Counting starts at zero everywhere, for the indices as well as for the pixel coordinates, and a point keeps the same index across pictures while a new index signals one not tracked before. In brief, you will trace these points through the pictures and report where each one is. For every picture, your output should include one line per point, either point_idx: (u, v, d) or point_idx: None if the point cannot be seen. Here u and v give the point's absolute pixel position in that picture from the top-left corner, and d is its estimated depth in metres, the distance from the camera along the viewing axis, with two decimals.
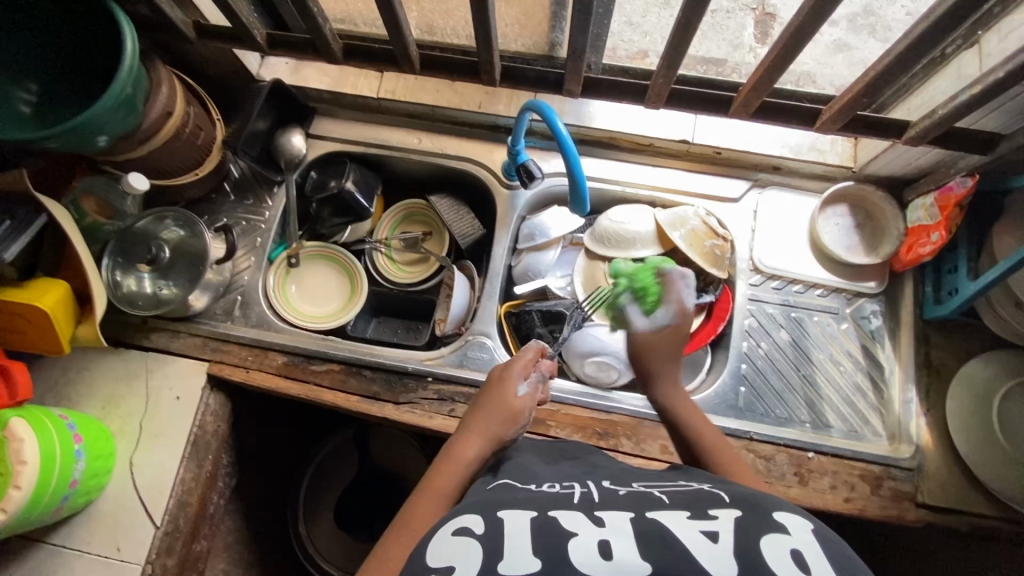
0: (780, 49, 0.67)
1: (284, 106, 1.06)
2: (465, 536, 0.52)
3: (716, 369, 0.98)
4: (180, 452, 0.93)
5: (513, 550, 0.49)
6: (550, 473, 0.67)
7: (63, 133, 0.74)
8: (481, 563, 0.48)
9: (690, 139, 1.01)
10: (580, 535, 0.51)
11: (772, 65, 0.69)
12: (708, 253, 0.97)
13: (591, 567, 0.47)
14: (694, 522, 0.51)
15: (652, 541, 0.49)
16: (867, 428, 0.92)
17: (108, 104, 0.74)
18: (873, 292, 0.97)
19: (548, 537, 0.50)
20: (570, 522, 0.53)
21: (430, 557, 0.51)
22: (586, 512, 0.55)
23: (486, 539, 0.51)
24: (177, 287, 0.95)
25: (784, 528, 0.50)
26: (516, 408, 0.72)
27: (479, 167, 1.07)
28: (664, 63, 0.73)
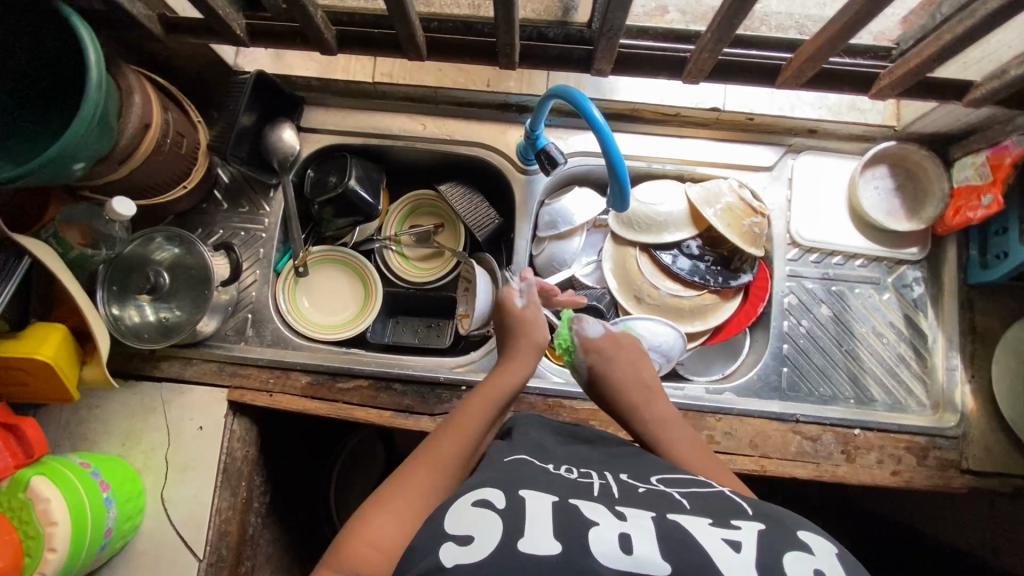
0: (848, 16, 0.60)
1: (271, 99, 0.96)
2: (484, 509, 0.53)
3: (757, 349, 0.95)
4: (213, 482, 0.90)
5: (535, 531, 0.50)
6: (564, 455, 0.68)
7: (36, 167, 0.66)
8: (502, 540, 0.50)
9: (721, 107, 0.93)
10: (600, 526, 0.52)
11: (838, 32, 0.61)
12: (746, 232, 0.90)
13: (609, 557, 0.48)
14: (716, 530, 0.52)
15: (674, 543, 0.50)
16: (911, 399, 0.90)
17: (80, 128, 0.66)
18: (914, 258, 0.93)
19: (569, 522, 0.51)
20: (592, 512, 0.53)
21: (450, 520, 0.53)
22: (608, 505, 0.55)
23: (506, 514, 0.52)
24: (182, 313, 0.88)
25: (808, 548, 0.51)
26: (535, 325, 0.81)
27: (492, 152, 0.99)
28: (713, 36, 0.65)
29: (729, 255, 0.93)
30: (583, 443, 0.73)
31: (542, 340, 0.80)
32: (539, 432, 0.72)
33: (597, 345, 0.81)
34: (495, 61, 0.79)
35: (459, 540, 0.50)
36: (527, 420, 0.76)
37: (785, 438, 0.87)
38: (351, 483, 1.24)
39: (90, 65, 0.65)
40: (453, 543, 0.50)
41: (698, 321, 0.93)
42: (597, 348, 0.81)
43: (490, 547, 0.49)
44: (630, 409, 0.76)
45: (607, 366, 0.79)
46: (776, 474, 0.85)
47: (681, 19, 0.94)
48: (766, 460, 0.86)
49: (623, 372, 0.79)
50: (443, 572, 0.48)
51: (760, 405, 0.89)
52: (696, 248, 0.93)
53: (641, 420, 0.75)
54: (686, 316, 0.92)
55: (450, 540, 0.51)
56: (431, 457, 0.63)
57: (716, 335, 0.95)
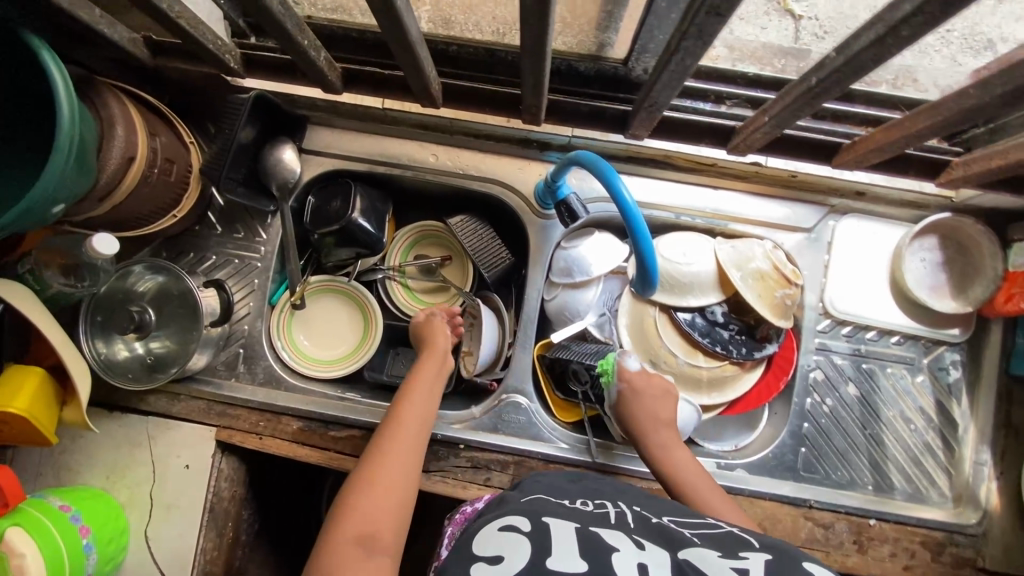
0: (938, 118, 0.55)
1: (271, 117, 0.88)
2: (513, 533, 0.55)
3: (776, 422, 0.90)
4: (198, 522, 0.87)
5: (563, 551, 0.51)
6: (578, 487, 0.67)
7: (14, 219, 0.59)
8: (531, 558, 0.51)
9: (763, 162, 0.86)
10: (620, 550, 0.52)
11: (923, 132, 0.58)
12: (777, 304, 0.83)
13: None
14: (726, 561, 0.52)
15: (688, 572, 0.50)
16: (933, 489, 0.85)
17: (60, 165, 0.59)
18: (955, 339, 0.86)
19: (593, 546, 0.52)
20: (612, 539, 0.54)
21: (478, 544, 0.55)
22: (626, 532, 0.56)
23: (532, 536, 0.54)
24: (168, 351, 0.83)
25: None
26: (438, 326, 0.88)
27: (508, 191, 0.91)
28: (773, 121, 0.61)
29: (754, 324, 0.86)
30: (588, 479, 0.71)
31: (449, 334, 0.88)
32: (551, 477, 0.70)
33: (633, 382, 0.81)
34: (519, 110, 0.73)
35: (489, 560, 0.52)
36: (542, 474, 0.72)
37: (795, 523, 0.83)
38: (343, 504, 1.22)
39: (58, 95, 0.57)
40: (483, 563, 0.51)
41: (716, 393, 0.87)
42: (635, 386, 0.81)
43: (519, 566, 0.50)
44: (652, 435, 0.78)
45: (637, 399, 0.80)
46: None
47: (727, 57, 0.85)
48: None
49: (653, 405, 0.80)
50: None
51: (772, 487, 0.85)
52: (720, 314, 0.86)
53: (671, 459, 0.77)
54: (705, 387, 0.86)
55: (481, 560, 0.52)
56: (385, 465, 0.69)
57: (733, 407, 0.88)
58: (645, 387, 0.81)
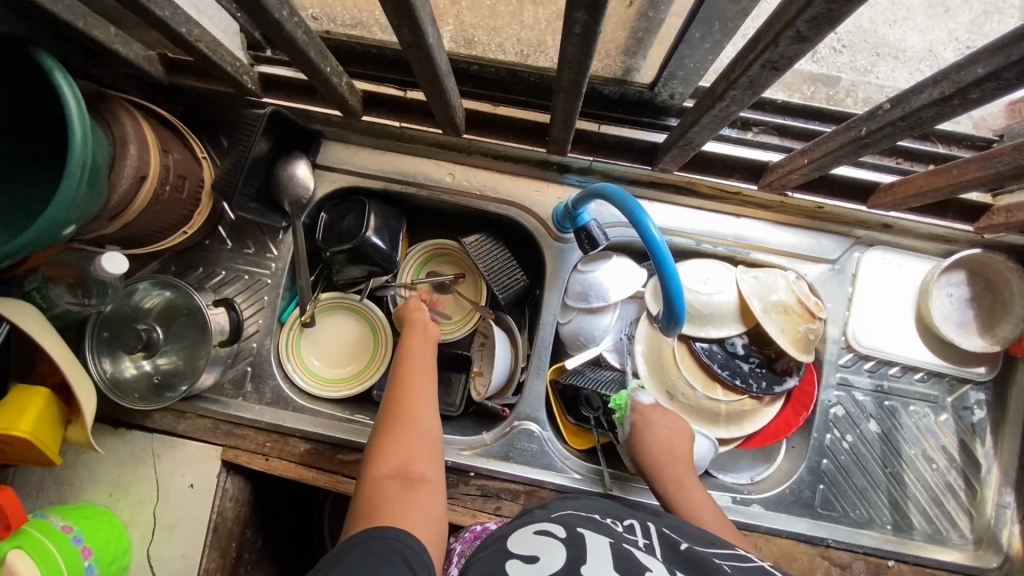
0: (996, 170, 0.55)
1: (285, 133, 0.86)
2: (548, 540, 0.56)
3: (793, 456, 0.88)
4: (201, 543, 0.85)
5: (597, 559, 0.52)
6: (607, 508, 0.68)
7: (25, 241, 0.57)
8: (567, 560, 0.52)
9: (789, 192, 0.82)
10: (652, 569, 0.52)
11: (976, 181, 0.57)
12: (800, 338, 0.81)
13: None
14: None
15: None
16: (954, 530, 0.83)
17: (70, 185, 0.57)
18: (982, 377, 0.84)
19: (625, 559, 0.53)
20: (645, 558, 0.54)
21: (514, 544, 0.56)
22: (658, 553, 0.55)
23: (567, 546, 0.55)
24: (176, 368, 0.82)
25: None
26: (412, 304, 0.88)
27: (525, 214, 0.89)
28: (817, 162, 0.63)
29: (775, 357, 0.84)
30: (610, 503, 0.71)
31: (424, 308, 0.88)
32: (578, 499, 0.71)
33: (642, 414, 0.79)
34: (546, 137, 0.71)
35: (524, 558, 0.53)
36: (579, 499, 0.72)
37: (812, 562, 0.81)
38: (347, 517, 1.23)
39: (69, 114, 0.56)
40: (519, 560, 0.52)
41: (733, 426, 0.84)
42: (644, 414, 0.79)
43: (554, 567, 0.51)
44: (652, 452, 0.77)
45: (641, 422, 0.79)
46: None
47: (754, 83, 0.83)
48: None
49: (656, 428, 0.78)
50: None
51: (789, 524, 0.83)
52: (741, 346, 0.85)
53: (670, 477, 0.75)
54: (722, 420, 0.84)
55: (516, 558, 0.53)
56: (399, 412, 0.70)
57: (750, 441, 0.86)
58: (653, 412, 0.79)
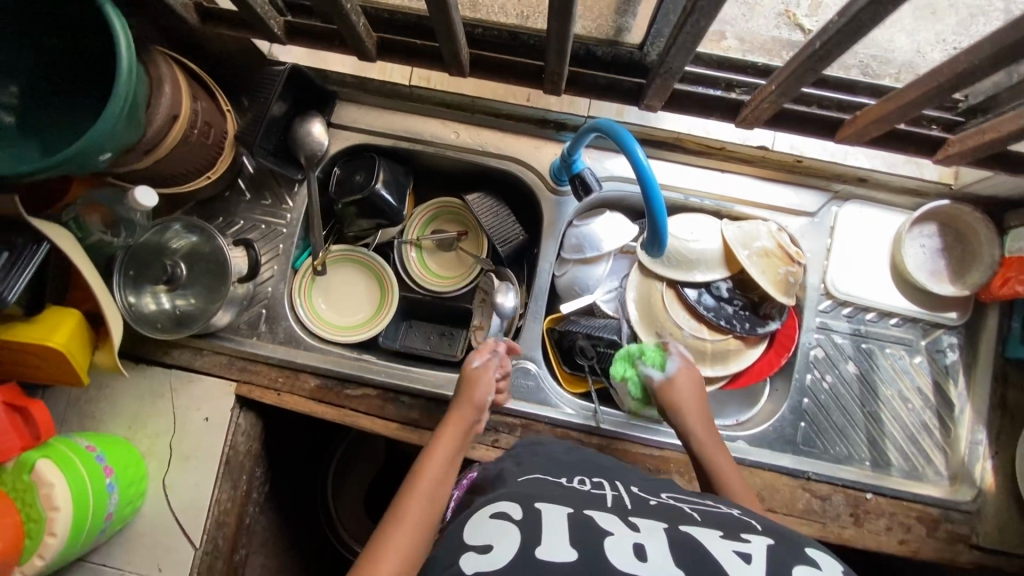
0: (933, 85, 0.59)
1: (303, 92, 0.93)
2: (503, 520, 0.56)
3: (776, 398, 0.93)
4: (214, 474, 0.90)
5: (552, 538, 0.52)
6: (574, 470, 0.70)
7: (65, 158, 0.63)
8: (520, 545, 0.52)
9: (769, 145, 0.90)
10: (615, 535, 0.54)
11: (918, 97, 0.61)
12: (781, 280, 0.86)
13: (628, 564, 0.50)
14: (727, 542, 0.54)
15: (686, 550, 0.52)
16: (929, 467, 0.88)
17: (111, 118, 0.64)
18: (953, 323, 0.89)
19: (585, 531, 0.54)
20: (606, 524, 0.56)
21: (468, 532, 0.55)
22: (620, 516, 0.58)
23: (523, 523, 0.55)
24: (197, 304, 0.88)
25: (817, 560, 0.52)
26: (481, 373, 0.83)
27: (524, 168, 0.95)
28: (780, 88, 0.68)
29: (759, 301, 0.90)
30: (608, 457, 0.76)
31: (485, 400, 0.82)
32: (547, 454, 0.77)
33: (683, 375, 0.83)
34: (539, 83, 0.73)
35: (478, 549, 0.52)
36: (567, 466, 0.73)
37: (793, 493, 0.85)
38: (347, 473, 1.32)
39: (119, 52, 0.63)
40: (473, 552, 0.52)
41: (718, 366, 0.89)
42: (684, 367, 0.84)
43: (510, 556, 0.51)
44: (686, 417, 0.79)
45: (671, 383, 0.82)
46: None
47: (738, 47, 0.89)
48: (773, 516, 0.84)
49: (687, 392, 0.81)
50: None
51: (773, 458, 0.87)
52: (726, 290, 0.90)
53: (704, 445, 0.77)
54: (708, 359, 0.89)
55: (471, 549, 0.52)
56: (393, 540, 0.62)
57: (735, 381, 0.91)
58: (683, 374, 0.83)
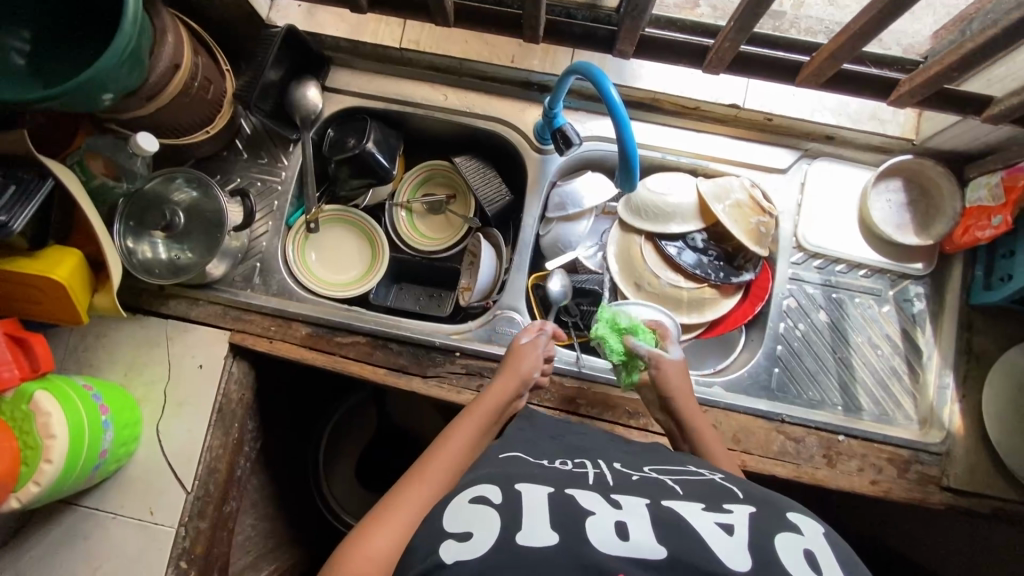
0: (872, 15, 0.61)
1: (298, 56, 0.98)
2: (483, 505, 0.55)
3: (751, 347, 0.96)
4: (207, 420, 0.93)
5: (532, 523, 0.52)
6: (556, 449, 0.70)
7: (66, 91, 0.67)
8: (501, 532, 0.51)
9: (742, 104, 0.94)
10: (597, 514, 0.53)
11: (859, 32, 0.63)
12: (752, 230, 0.91)
13: (608, 546, 0.50)
14: (708, 514, 0.54)
15: (668, 527, 0.52)
16: (899, 412, 0.91)
17: (114, 61, 0.68)
18: (920, 273, 0.93)
19: (565, 510, 0.53)
20: (586, 501, 0.55)
21: (448, 519, 0.55)
22: (601, 493, 0.57)
23: (503, 507, 0.54)
24: (194, 253, 0.91)
25: (797, 528, 0.53)
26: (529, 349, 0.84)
27: (509, 128, 1.00)
28: (736, 25, 0.67)
29: (733, 252, 0.94)
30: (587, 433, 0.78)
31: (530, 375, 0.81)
32: (534, 429, 0.75)
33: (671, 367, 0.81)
34: (519, 34, 0.78)
35: (458, 537, 0.52)
36: (549, 439, 0.73)
37: (768, 436, 0.88)
38: (339, 441, 1.36)
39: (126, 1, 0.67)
40: (452, 540, 0.52)
41: (694, 313, 0.94)
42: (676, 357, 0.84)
43: (491, 542, 0.51)
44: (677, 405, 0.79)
45: (659, 376, 0.81)
46: (756, 470, 0.86)
47: (711, 13, 0.94)
48: (747, 456, 0.86)
49: (675, 383, 0.80)
50: (443, 569, 0.49)
51: (748, 402, 0.90)
52: (701, 241, 0.94)
53: (696, 422, 0.77)
54: (684, 307, 0.94)
55: (451, 538, 0.52)
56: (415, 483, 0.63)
57: (712, 329, 0.96)
58: (674, 364, 0.82)
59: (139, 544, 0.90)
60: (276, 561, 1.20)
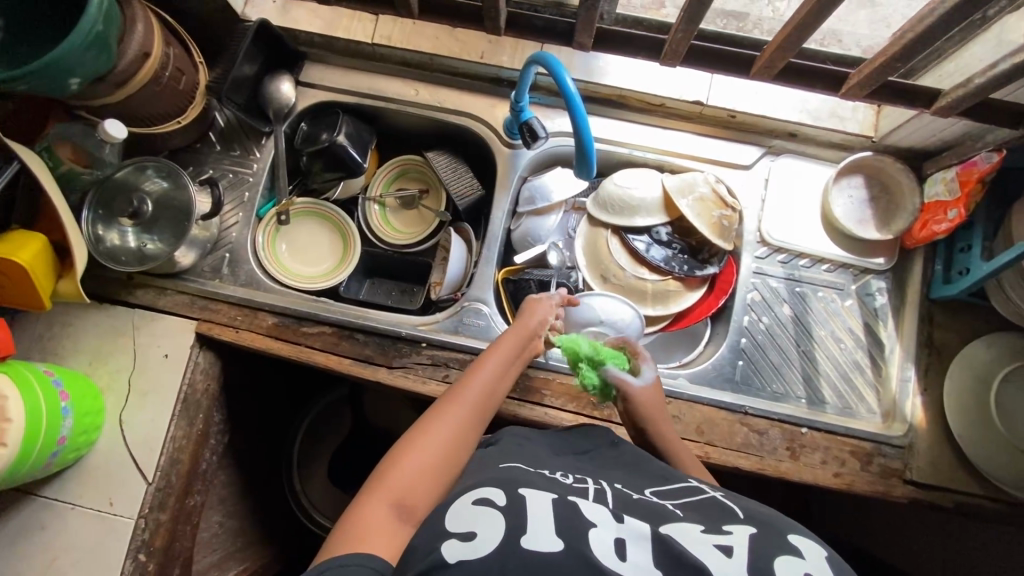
0: (812, 7, 0.64)
1: (272, 50, 0.99)
2: (486, 507, 0.52)
3: (715, 341, 0.97)
4: (171, 410, 0.92)
5: (537, 528, 0.49)
6: (560, 463, 0.65)
7: (30, 71, 0.69)
8: (506, 533, 0.49)
9: (705, 101, 0.95)
10: (598, 527, 0.51)
11: (803, 22, 0.65)
12: (715, 224, 0.93)
13: (608, 559, 0.47)
14: (708, 535, 0.51)
15: (668, 546, 0.49)
16: (862, 405, 0.91)
17: (77, 44, 0.69)
18: (881, 268, 0.95)
19: (568, 518, 0.51)
20: (591, 512, 0.52)
21: (450, 519, 0.52)
22: (606, 506, 0.54)
23: (506, 511, 0.51)
24: (162, 242, 0.91)
25: (798, 551, 0.50)
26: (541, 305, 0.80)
27: (479, 123, 1.01)
28: (685, 16, 0.69)
29: (698, 246, 0.96)
30: (574, 430, 0.75)
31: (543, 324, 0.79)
32: (532, 444, 0.69)
33: (641, 400, 0.76)
34: (481, 26, 0.80)
35: (462, 537, 0.50)
36: (513, 430, 0.73)
37: (731, 428, 0.88)
38: (316, 440, 1.34)
39: None
40: (456, 540, 0.49)
41: (659, 305, 0.95)
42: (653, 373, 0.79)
43: (493, 545, 0.48)
44: (650, 431, 0.75)
45: (629, 407, 0.76)
46: (718, 462, 0.85)
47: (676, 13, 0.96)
48: (710, 448, 0.86)
49: (646, 412, 0.75)
50: (444, 569, 0.47)
51: (712, 394, 0.90)
52: (665, 235, 0.95)
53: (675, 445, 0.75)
54: (649, 299, 0.95)
55: (453, 537, 0.50)
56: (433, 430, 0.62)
57: (679, 321, 0.97)
58: (644, 391, 0.76)
59: (97, 536, 0.89)
60: (244, 563, 1.17)
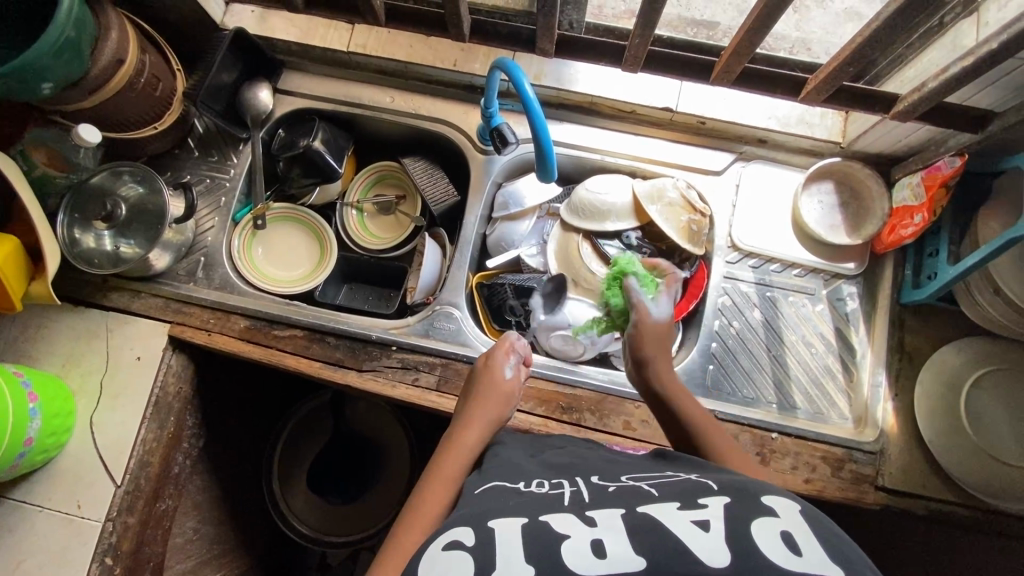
0: (759, 12, 0.65)
1: (250, 58, 1.01)
2: (455, 551, 0.47)
3: (687, 345, 0.97)
4: (141, 414, 0.92)
5: (509, 559, 0.44)
6: (536, 467, 0.60)
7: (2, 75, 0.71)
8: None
9: (674, 107, 0.96)
10: (572, 537, 0.46)
11: (754, 24, 0.66)
12: (684, 228, 0.94)
13: (586, 568, 0.43)
14: (684, 512, 0.47)
15: (644, 536, 0.45)
16: (833, 411, 0.90)
17: (47, 48, 0.70)
18: (851, 273, 0.95)
19: (539, 540, 0.46)
20: (560, 524, 0.47)
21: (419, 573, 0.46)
22: (577, 512, 0.49)
23: (476, 551, 0.46)
24: (136, 245, 0.92)
25: (771, 510, 0.46)
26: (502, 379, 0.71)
27: (453, 129, 1.03)
28: (640, 23, 0.70)
29: (668, 250, 0.97)
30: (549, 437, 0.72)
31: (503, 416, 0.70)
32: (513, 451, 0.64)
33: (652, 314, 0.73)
34: (446, 32, 0.81)
35: None
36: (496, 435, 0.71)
37: None
38: (296, 449, 1.31)
39: None
40: None
41: None
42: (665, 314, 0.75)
43: None
44: (651, 366, 0.71)
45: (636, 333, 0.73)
46: None
47: None
48: None
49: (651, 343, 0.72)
50: None
51: None
52: (635, 239, 0.96)
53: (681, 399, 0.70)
54: None
55: None
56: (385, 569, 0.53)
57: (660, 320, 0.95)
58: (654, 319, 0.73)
59: (65, 539, 0.88)
60: (222, 569, 1.15)
